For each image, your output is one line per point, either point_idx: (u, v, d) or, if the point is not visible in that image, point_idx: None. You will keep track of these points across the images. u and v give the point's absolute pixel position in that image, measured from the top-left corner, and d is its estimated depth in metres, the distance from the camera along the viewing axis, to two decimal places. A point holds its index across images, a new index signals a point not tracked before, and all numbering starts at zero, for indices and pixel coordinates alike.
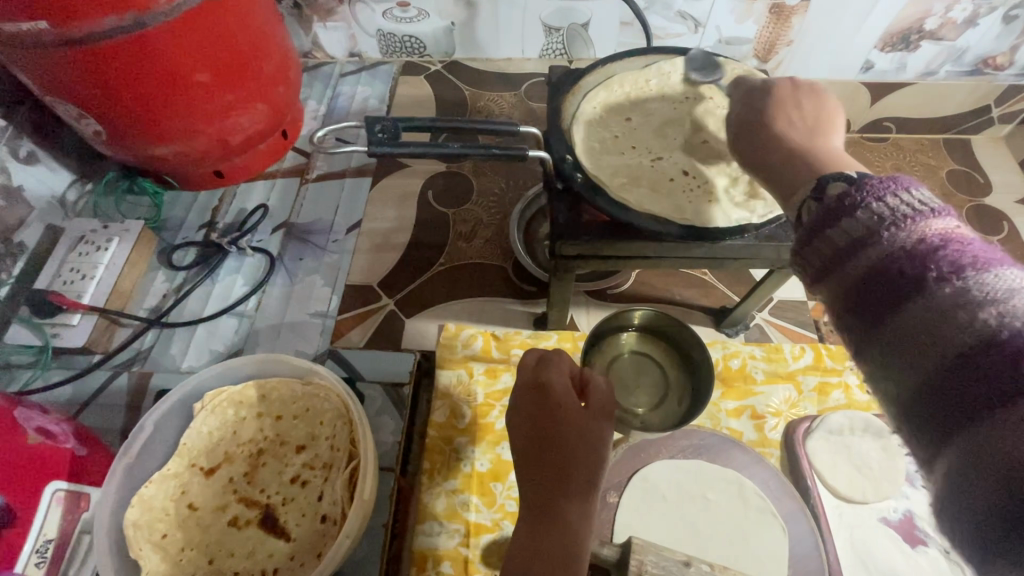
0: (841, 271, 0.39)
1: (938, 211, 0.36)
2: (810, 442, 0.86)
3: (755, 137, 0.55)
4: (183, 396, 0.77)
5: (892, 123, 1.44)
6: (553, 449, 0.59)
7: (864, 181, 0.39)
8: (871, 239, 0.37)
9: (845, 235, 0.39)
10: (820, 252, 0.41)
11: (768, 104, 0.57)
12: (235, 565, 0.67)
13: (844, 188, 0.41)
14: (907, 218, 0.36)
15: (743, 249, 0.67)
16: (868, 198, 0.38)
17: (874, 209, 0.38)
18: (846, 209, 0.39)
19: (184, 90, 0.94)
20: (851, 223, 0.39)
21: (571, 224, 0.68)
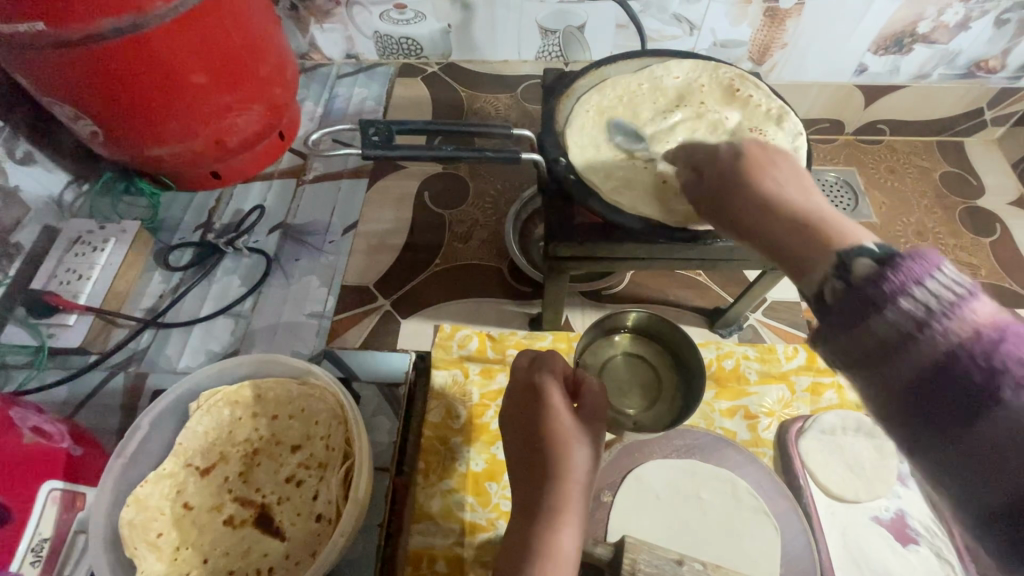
0: (888, 369, 0.34)
1: (961, 300, 0.32)
2: (803, 442, 0.87)
3: (734, 204, 0.47)
4: (179, 397, 0.77)
5: (886, 125, 1.45)
6: (544, 448, 0.60)
7: (895, 261, 0.34)
8: (909, 344, 0.33)
9: (879, 333, 0.34)
10: (848, 348, 0.36)
11: (744, 165, 0.49)
12: (230, 565, 0.67)
13: (874, 266, 0.35)
14: (942, 315, 0.32)
15: (735, 251, 0.68)
16: (904, 285, 0.34)
17: (913, 300, 0.33)
18: (875, 303, 0.34)
19: (181, 91, 0.94)
20: (881, 326, 0.34)
21: (566, 225, 0.69)
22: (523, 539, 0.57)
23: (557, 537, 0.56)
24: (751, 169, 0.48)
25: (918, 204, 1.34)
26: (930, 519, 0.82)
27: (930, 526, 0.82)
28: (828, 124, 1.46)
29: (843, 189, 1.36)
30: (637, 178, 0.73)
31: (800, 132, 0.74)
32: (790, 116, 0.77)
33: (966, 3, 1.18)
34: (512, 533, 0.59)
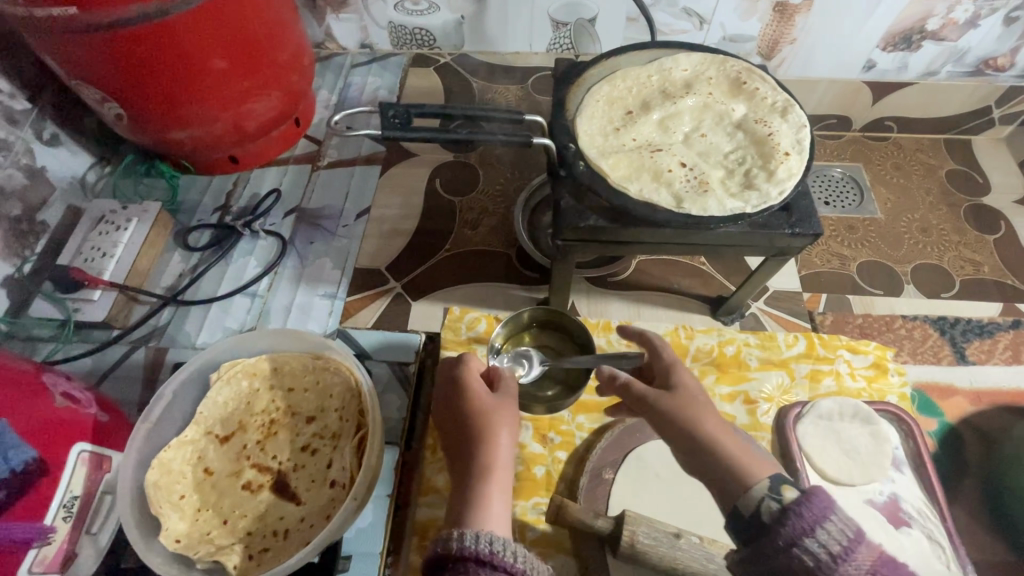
0: None
1: (857, 535, 0.47)
2: (800, 426, 0.89)
3: (698, 449, 0.58)
4: (199, 368, 0.81)
5: (892, 123, 1.46)
6: (472, 423, 0.66)
7: (797, 511, 0.49)
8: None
9: (793, 566, 0.48)
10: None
11: (679, 401, 0.62)
12: (248, 527, 0.70)
13: (796, 497, 0.50)
14: (837, 559, 0.46)
15: (736, 236, 0.70)
16: (798, 538, 0.48)
17: (804, 552, 0.47)
18: (789, 543, 0.48)
19: (202, 77, 0.97)
20: (791, 560, 0.48)
21: (573, 209, 0.72)
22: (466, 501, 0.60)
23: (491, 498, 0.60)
24: (684, 403, 0.62)
25: (923, 201, 1.35)
26: (922, 503, 0.85)
27: (922, 509, 0.84)
28: (835, 120, 1.47)
29: (847, 184, 1.38)
30: (644, 165, 0.74)
31: (803, 124, 0.77)
32: (794, 110, 0.79)
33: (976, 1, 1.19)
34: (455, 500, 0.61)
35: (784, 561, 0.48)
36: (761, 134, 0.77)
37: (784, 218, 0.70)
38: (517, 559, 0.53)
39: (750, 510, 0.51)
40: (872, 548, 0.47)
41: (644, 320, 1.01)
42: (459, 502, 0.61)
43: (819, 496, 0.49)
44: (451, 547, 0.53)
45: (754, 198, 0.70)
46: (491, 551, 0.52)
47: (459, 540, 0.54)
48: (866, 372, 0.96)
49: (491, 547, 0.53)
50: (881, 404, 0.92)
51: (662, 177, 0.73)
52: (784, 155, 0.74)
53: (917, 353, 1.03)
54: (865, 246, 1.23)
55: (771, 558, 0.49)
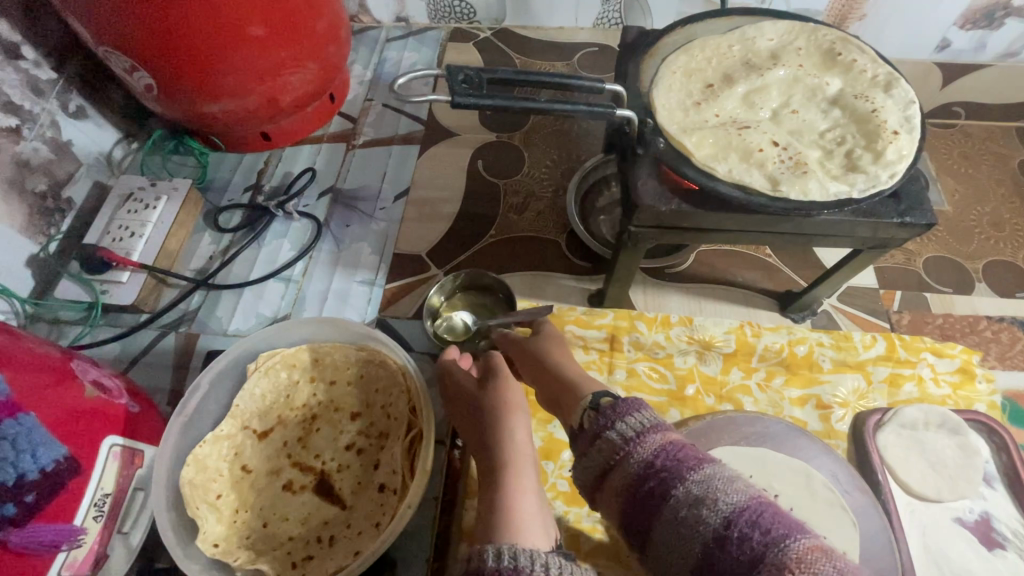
0: (604, 482, 0.54)
1: (657, 426, 0.55)
2: (880, 435, 0.82)
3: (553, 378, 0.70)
4: (237, 357, 0.75)
5: (962, 109, 1.36)
6: (485, 420, 0.66)
7: (605, 409, 0.58)
8: (616, 459, 0.54)
9: (602, 451, 0.55)
10: (587, 470, 0.56)
11: (543, 343, 0.76)
12: (289, 531, 0.65)
13: (610, 402, 0.59)
14: (631, 440, 0.54)
15: (837, 224, 0.63)
16: (603, 428, 0.56)
17: (608, 437, 0.55)
18: (596, 435, 0.57)
19: (237, 45, 0.91)
20: (600, 447, 0.56)
21: (653, 191, 0.64)
22: (493, 501, 0.57)
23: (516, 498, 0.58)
24: (550, 345, 0.75)
25: (996, 192, 1.25)
26: (1018, 524, 0.78)
27: (1018, 531, 0.77)
28: None
29: None
30: (732, 143, 0.66)
31: (911, 100, 0.68)
32: (899, 83, 0.70)
33: None
34: (482, 500, 0.59)
35: (594, 447, 0.56)
36: (862, 111, 0.69)
37: (892, 206, 0.63)
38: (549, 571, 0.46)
39: (577, 423, 0.61)
40: (666, 436, 0.54)
41: (706, 316, 0.94)
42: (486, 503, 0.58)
43: (628, 399, 0.57)
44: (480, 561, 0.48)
45: (861, 181, 0.63)
46: (514, 568, 0.46)
47: (480, 558, 0.47)
48: (951, 377, 0.88)
49: (511, 559, 0.47)
50: (971, 413, 0.83)
51: (753, 156, 0.65)
52: (893, 134, 0.65)
53: (1004, 358, 0.94)
54: (934, 240, 1.14)
55: (587, 446, 0.57)
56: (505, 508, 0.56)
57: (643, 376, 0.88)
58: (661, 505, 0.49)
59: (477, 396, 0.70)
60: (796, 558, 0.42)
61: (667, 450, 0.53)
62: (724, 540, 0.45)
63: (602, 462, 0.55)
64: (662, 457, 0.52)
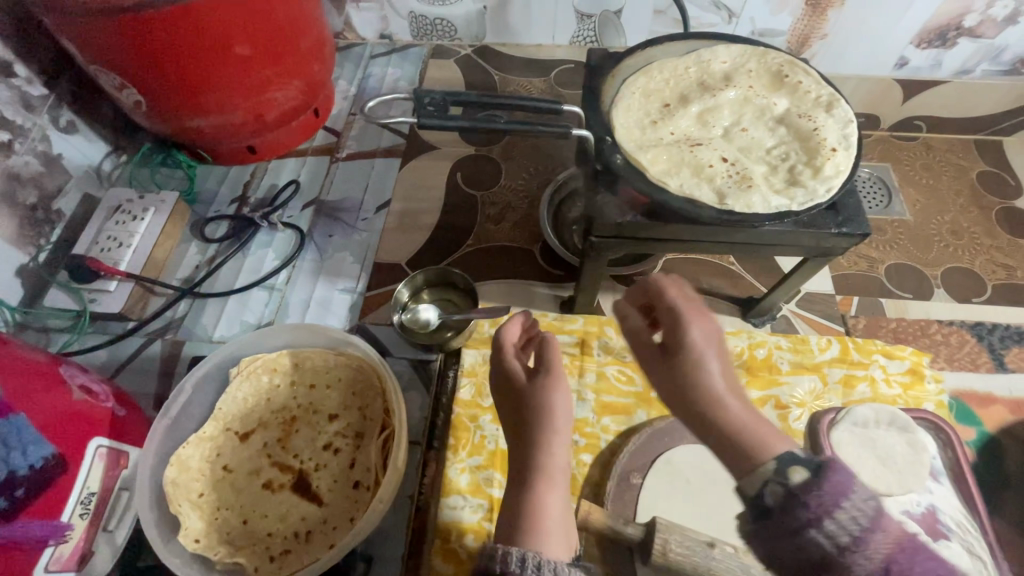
0: None
1: (874, 514, 0.44)
2: (833, 433, 0.86)
3: (705, 416, 0.51)
4: (219, 362, 0.79)
5: (923, 122, 1.42)
6: (531, 419, 0.63)
7: (812, 493, 0.44)
8: (838, 564, 0.43)
9: (815, 548, 0.44)
10: (784, 559, 0.46)
11: (687, 361, 0.54)
12: (268, 527, 0.68)
13: (806, 483, 0.45)
14: (855, 540, 0.43)
15: (781, 233, 0.68)
16: (814, 519, 0.44)
17: (822, 534, 0.43)
18: (798, 528, 0.44)
19: (224, 64, 0.95)
20: (806, 542, 0.44)
21: (611, 204, 0.69)
22: (521, 501, 0.59)
23: (544, 500, 0.59)
24: (692, 365, 0.53)
25: (954, 203, 1.31)
26: (962, 516, 0.81)
27: (962, 523, 0.81)
28: (863, 118, 1.43)
29: (875, 185, 1.34)
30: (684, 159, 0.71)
31: (850, 119, 0.74)
32: (839, 104, 0.76)
33: None
34: (510, 498, 0.61)
35: (804, 544, 0.44)
36: (805, 129, 0.74)
37: (830, 217, 0.68)
38: None
39: (751, 488, 0.48)
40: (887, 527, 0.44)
41: None
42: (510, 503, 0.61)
43: (837, 468, 0.45)
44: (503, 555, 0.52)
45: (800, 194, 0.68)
46: None
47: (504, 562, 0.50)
48: (901, 378, 0.93)
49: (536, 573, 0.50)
50: (918, 411, 0.88)
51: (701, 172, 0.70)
52: (831, 151, 0.71)
53: (954, 360, 1.00)
54: (893, 248, 1.20)
55: (786, 536, 0.45)
56: (533, 513, 0.58)
57: (612, 379, 0.92)
58: None
59: (523, 388, 0.66)
60: None
61: (902, 556, 0.43)
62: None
63: (804, 561, 0.44)
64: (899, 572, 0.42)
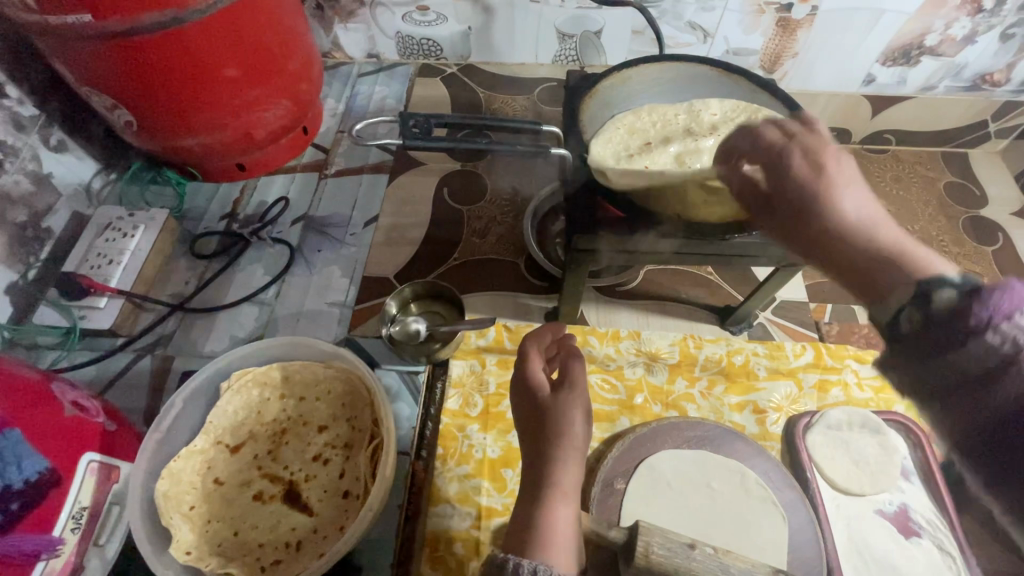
0: (980, 401, 0.36)
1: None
2: (809, 436, 0.90)
3: (835, 244, 0.51)
4: (210, 376, 0.80)
5: (892, 135, 1.47)
6: (548, 435, 0.65)
7: (983, 295, 0.37)
8: (1013, 370, 0.34)
9: (976, 358, 0.36)
10: (927, 380, 0.39)
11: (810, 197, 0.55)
12: (258, 538, 0.70)
13: (957, 301, 0.38)
14: None
15: (749, 246, 0.72)
16: (994, 318, 0.36)
17: (1001, 339, 0.35)
18: (960, 337, 0.37)
19: (213, 84, 0.97)
20: (974, 350, 0.36)
21: (587, 220, 0.73)
22: (528, 517, 0.60)
23: (553, 513, 0.60)
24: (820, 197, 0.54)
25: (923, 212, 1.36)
26: None
27: None
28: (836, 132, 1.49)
29: None
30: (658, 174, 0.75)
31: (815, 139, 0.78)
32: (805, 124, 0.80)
33: (973, 18, 1.21)
34: (521, 513, 0.62)
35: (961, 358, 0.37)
36: None
37: None
38: None
39: (887, 315, 0.43)
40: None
41: (653, 330, 1.02)
42: (522, 519, 0.61)
43: None
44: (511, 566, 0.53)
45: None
46: None
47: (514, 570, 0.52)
48: (873, 382, 0.96)
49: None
50: (890, 413, 0.91)
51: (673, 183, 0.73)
52: None
53: None
54: None
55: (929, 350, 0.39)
56: (544, 525, 0.58)
57: (596, 388, 0.95)
58: None
59: (544, 403, 0.68)
60: None
61: None
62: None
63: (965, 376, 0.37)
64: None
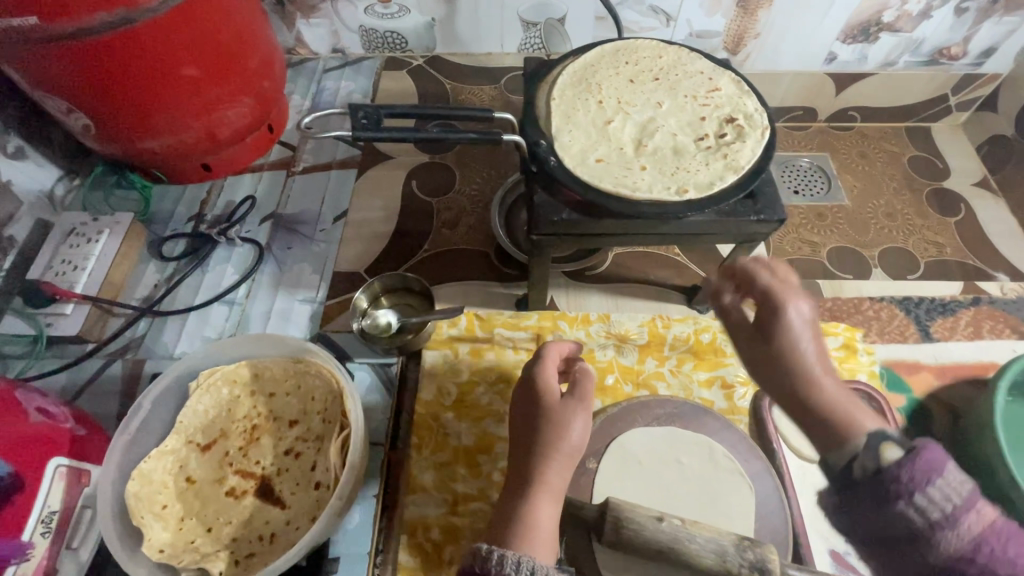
0: (886, 510, 0.58)
1: (969, 497, 0.54)
2: (775, 408, 0.92)
3: (806, 400, 0.64)
4: (176, 376, 0.80)
5: (856, 112, 1.50)
6: (540, 438, 0.72)
7: (907, 466, 0.56)
8: (925, 540, 0.55)
9: (909, 517, 0.55)
10: (890, 516, 0.58)
11: (771, 325, 0.66)
12: (234, 533, 0.70)
13: (899, 459, 0.57)
14: (949, 518, 0.53)
15: (702, 225, 0.72)
16: (909, 488, 0.55)
17: (917, 505, 0.54)
18: (894, 496, 0.56)
19: (172, 86, 0.96)
20: (905, 515, 0.55)
21: (546, 204, 0.73)
22: (517, 508, 0.68)
23: (535, 511, 0.67)
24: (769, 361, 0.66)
25: (888, 186, 1.39)
26: None
27: None
28: (801, 112, 1.51)
29: (815, 174, 1.41)
30: (602, 145, 0.77)
31: (766, 127, 0.77)
32: (758, 113, 0.79)
33: None
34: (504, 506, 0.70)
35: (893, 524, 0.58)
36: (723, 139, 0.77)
37: (749, 206, 0.72)
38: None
39: (851, 465, 0.62)
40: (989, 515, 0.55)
41: (622, 312, 1.03)
42: (504, 512, 0.69)
43: (928, 449, 0.56)
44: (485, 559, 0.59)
45: (705, 186, 0.72)
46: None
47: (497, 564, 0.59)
48: (837, 352, 0.99)
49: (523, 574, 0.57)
50: (852, 382, 0.95)
51: (592, 164, 0.75)
52: (737, 148, 0.75)
53: (885, 332, 1.06)
54: (835, 233, 1.26)
55: (867, 474, 0.60)
56: (524, 523, 0.66)
57: None
58: (921, 527, 0.54)
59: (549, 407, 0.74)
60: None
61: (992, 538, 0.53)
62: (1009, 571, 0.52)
63: (905, 532, 0.56)
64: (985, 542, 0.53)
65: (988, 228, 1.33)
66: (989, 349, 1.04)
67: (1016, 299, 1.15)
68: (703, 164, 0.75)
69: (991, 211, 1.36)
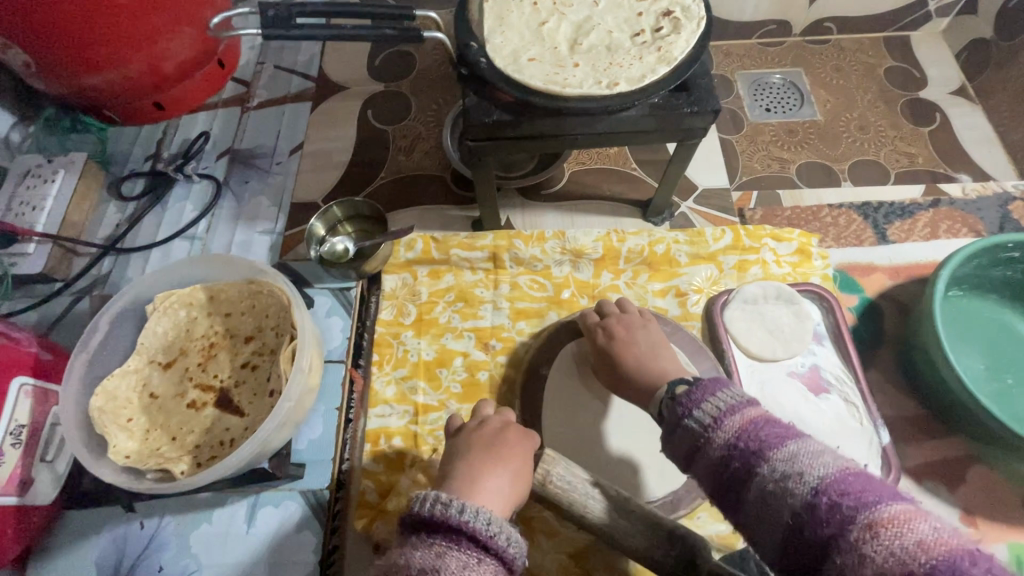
0: (710, 469, 0.53)
1: (738, 405, 0.54)
2: (727, 312, 0.94)
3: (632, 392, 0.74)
4: (132, 301, 0.82)
5: (832, 24, 1.40)
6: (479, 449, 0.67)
7: (690, 392, 0.58)
8: (706, 451, 0.53)
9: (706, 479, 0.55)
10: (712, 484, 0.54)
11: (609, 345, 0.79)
12: (197, 440, 0.74)
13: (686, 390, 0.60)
14: (717, 419, 0.54)
15: (639, 120, 0.71)
16: (689, 410, 0.57)
17: (695, 419, 0.56)
18: (679, 423, 0.57)
19: (104, 12, 0.90)
20: (684, 430, 0.56)
21: (477, 107, 0.72)
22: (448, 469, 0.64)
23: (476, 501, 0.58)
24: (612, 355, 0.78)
25: (861, 99, 1.32)
26: (841, 370, 0.90)
27: (841, 375, 0.90)
28: (775, 26, 1.40)
29: (788, 90, 1.34)
30: (535, 46, 0.76)
31: (702, 17, 0.75)
32: (696, 4, 0.77)
33: None
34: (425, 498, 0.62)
35: (675, 435, 0.57)
36: (659, 32, 0.76)
37: (685, 98, 0.71)
38: (509, 545, 0.52)
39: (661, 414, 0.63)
40: (840, 462, 0.48)
41: (578, 228, 1.04)
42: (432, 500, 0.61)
43: (712, 379, 0.58)
44: (446, 515, 0.51)
45: (637, 80, 0.71)
46: (489, 533, 0.51)
47: (462, 507, 0.52)
48: (791, 258, 1.00)
49: (489, 531, 0.51)
50: (804, 284, 0.95)
51: (524, 66, 0.74)
52: (672, 39, 0.74)
53: (840, 238, 1.07)
54: (804, 148, 1.23)
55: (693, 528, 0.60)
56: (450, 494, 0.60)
57: (524, 288, 0.98)
58: (702, 440, 0.54)
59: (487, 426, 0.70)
60: (892, 523, 0.42)
61: (757, 427, 0.52)
62: (893, 572, 0.40)
63: (688, 447, 0.55)
64: (745, 438, 0.51)
65: (963, 136, 1.27)
66: (940, 248, 1.06)
67: (977, 202, 1.14)
68: (635, 59, 0.74)
69: (967, 119, 1.29)
